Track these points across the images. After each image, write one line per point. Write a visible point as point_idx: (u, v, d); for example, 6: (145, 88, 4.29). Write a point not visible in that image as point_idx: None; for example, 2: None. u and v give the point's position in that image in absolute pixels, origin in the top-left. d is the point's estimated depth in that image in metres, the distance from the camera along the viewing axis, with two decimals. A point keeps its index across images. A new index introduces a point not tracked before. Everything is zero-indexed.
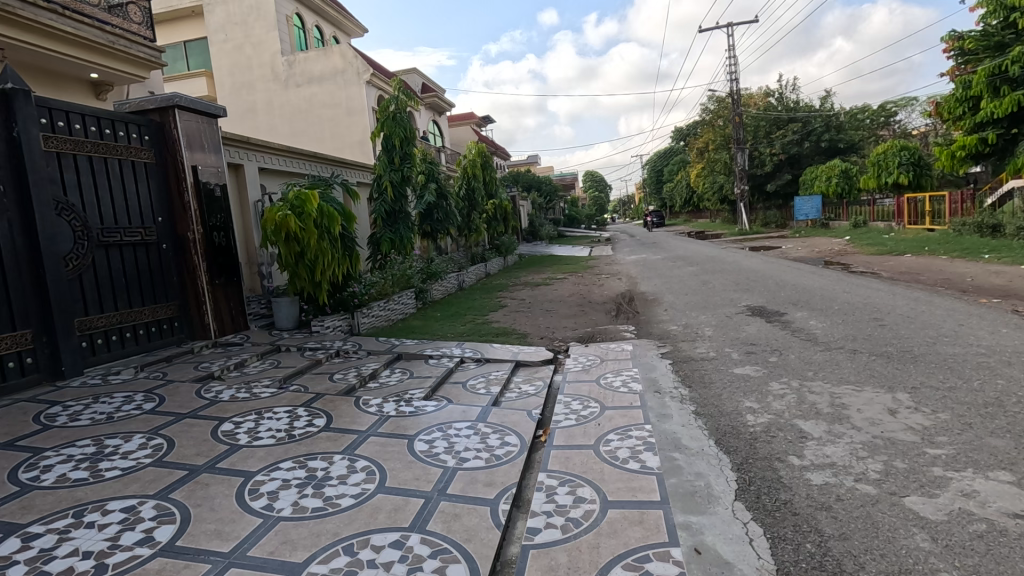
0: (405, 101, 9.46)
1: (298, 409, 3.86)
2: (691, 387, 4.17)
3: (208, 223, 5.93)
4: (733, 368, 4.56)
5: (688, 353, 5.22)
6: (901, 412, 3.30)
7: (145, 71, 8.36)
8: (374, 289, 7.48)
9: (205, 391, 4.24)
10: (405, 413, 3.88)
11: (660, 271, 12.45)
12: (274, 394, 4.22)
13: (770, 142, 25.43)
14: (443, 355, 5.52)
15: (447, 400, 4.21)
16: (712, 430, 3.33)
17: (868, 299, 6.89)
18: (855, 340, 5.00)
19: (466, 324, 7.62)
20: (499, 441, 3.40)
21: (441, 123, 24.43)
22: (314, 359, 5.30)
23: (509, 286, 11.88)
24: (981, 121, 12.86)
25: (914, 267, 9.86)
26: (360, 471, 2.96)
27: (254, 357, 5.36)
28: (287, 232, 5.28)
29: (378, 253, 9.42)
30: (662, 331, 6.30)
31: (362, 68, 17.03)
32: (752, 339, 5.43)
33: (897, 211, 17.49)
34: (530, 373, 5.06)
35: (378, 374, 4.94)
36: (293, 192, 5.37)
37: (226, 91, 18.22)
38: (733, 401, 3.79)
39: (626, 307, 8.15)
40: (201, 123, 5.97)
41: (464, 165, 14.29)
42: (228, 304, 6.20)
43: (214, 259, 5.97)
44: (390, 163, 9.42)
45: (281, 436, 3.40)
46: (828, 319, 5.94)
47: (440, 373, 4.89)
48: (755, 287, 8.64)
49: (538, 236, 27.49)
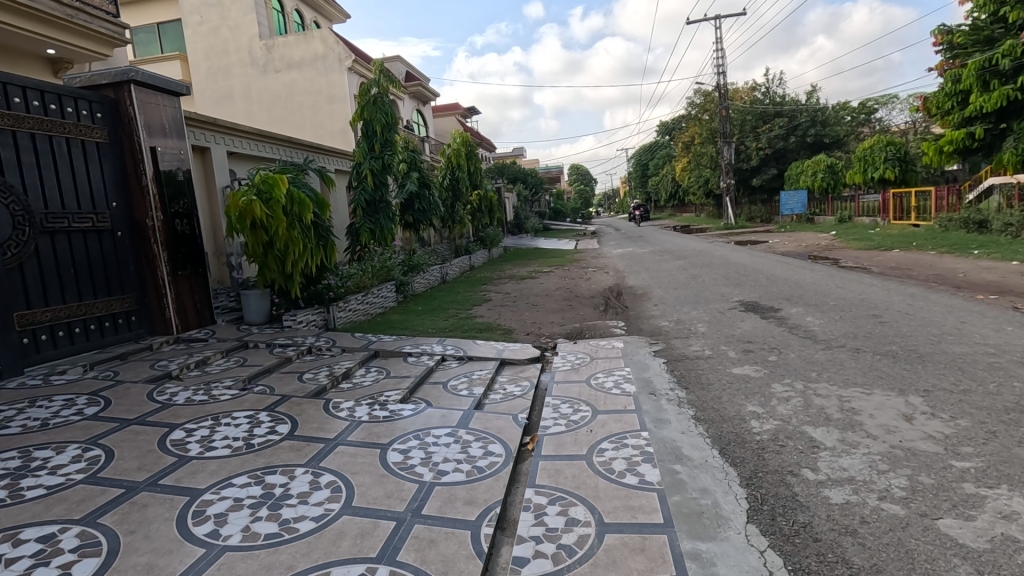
0: (387, 85, 9.01)
1: (260, 414, 3.50)
2: (687, 389, 3.90)
3: (169, 209, 5.50)
4: (731, 368, 4.30)
5: (681, 350, 4.95)
6: (917, 418, 3.05)
7: (107, 48, 7.84)
8: (351, 282, 7.09)
9: (159, 392, 3.86)
10: (379, 418, 3.54)
11: (647, 265, 12.20)
12: (235, 396, 3.85)
13: (756, 136, 25.33)
14: (423, 352, 5.18)
15: (426, 403, 3.89)
16: (714, 439, 3.05)
17: (863, 295, 6.68)
18: (856, 338, 4.77)
19: (449, 319, 7.28)
20: (481, 451, 3.08)
21: (426, 113, 23.93)
22: (284, 357, 4.92)
23: (494, 279, 11.54)
24: (969, 116, 12.80)
25: (904, 262, 9.74)
26: (324, 489, 2.62)
27: (218, 354, 4.96)
28: (253, 218, 4.87)
29: (356, 244, 9.02)
30: (653, 327, 6.02)
31: (343, 53, 16.50)
32: (747, 336, 5.19)
33: (883, 207, 17.46)
34: (515, 372, 4.75)
35: (351, 374, 4.58)
36: (259, 175, 4.96)
37: (201, 76, 17.53)
38: (735, 405, 3.53)
39: (614, 302, 7.87)
40: (162, 101, 5.53)
41: (448, 154, 13.87)
42: (193, 297, 5.78)
43: (175, 249, 5.53)
44: (370, 151, 8.99)
45: (237, 446, 3.05)
46: (826, 316, 5.71)
47: (419, 373, 4.54)
48: (746, 281, 8.43)
49: (524, 229, 27.15)
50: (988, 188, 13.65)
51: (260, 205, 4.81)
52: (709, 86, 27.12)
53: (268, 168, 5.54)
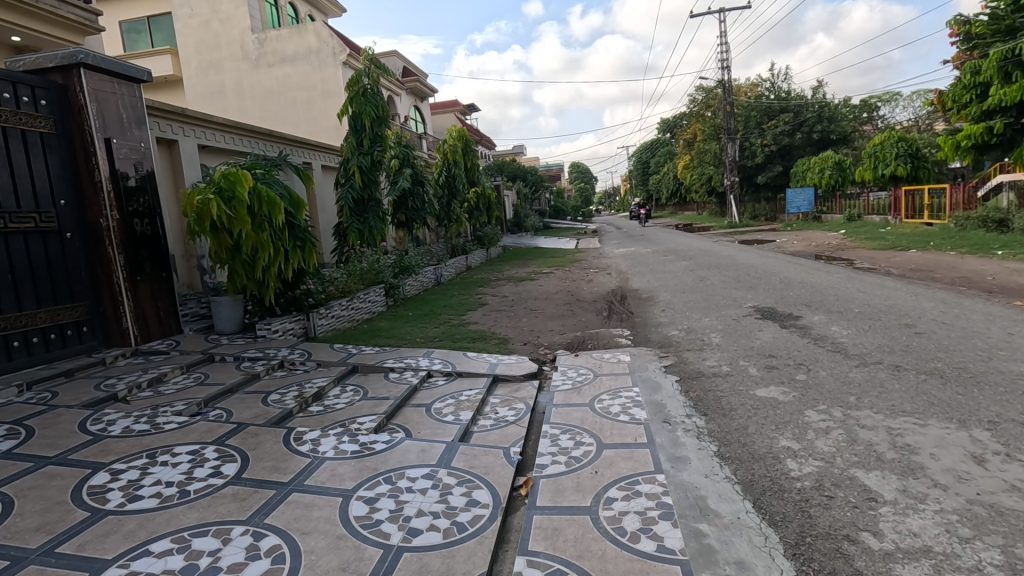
0: (378, 76, 8.45)
1: (206, 449, 2.97)
2: (707, 416, 3.37)
3: (127, 207, 4.97)
4: (754, 389, 3.76)
5: (696, 366, 4.41)
6: (992, 461, 2.52)
7: (78, 37, 7.29)
8: (333, 287, 6.56)
9: (95, 420, 3.33)
10: (347, 454, 3.01)
11: (652, 266, 11.68)
12: (182, 425, 3.32)
13: (762, 132, 24.78)
14: (406, 367, 4.65)
15: (404, 433, 3.36)
16: (745, 486, 2.53)
17: (890, 301, 6.14)
18: (894, 352, 4.23)
19: (440, 326, 6.75)
20: (465, 500, 2.56)
21: (423, 109, 23.34)
22: (251, 373, 4.39)
23: (491, 280, 11.01)
24: (988, 109, 12.26)
25: (925, 264, 9.19)
26: (264, 558, 2.09)
27: (177, 370, 4.44)
28: (212, 220, 4.31)
29: (343, 244, 8.48)
30: (662, 337, 5.49)
31: (337, 47, 15.95)
32: (769, 349, 4.65)
33: (894, 205, 16.91)
34: (510, 391, 4.23)
35: (324, 394, 4.06)
36: (220, 171, 4.39)
37: (192, 71, 16.98)
38: (765, 438, 3.00)
39: (618, 307, 7.35)
40: (117, 88, 4.99)
41: (444, 150, 13.21)
42: (156, 304, 5.26)
43: (134, 251, 5.00)
44: (358, 146, 8.42)
45: (168, 495, 2.52)
46: (853, 325, 5.18)
47: (400, 394, 4.02)
48: (759, 285, 7.90)
49: (523, 227, 26.64)
50: (1003, 185, 13.22)
51: (219, 206, 4.25)
52: (713, 82, 26.60)
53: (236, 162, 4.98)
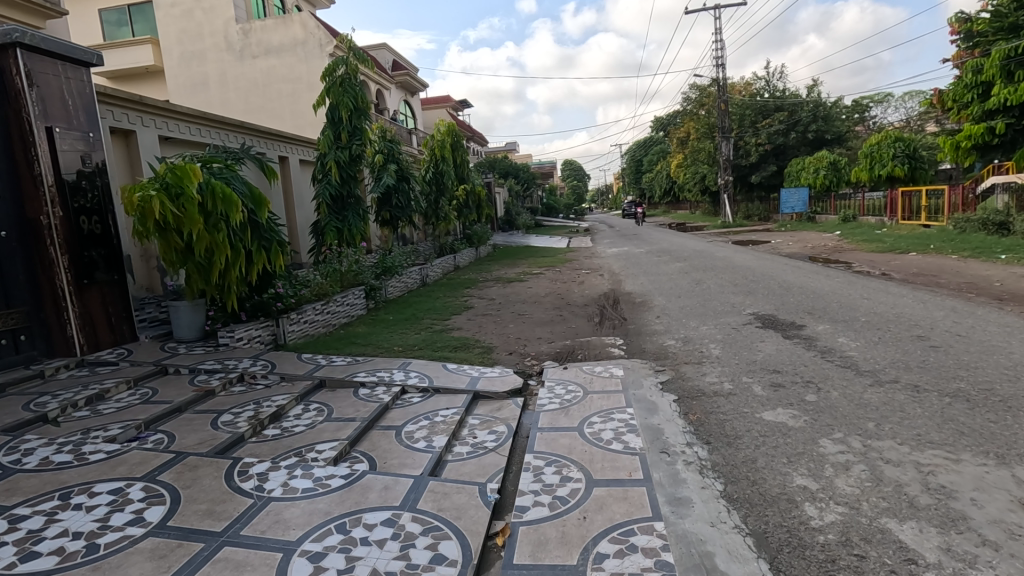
0: (356, 65, 8.00)
1: (132, 488, 2.55)
2: (710, 445, 3.00)
3: (71, 204, 4.51)
4: (761, 412, 3.39)
5: (696, 383, 4.04)
6: None
7: (38, 20, 6.79)
8: (306, 290, 6.16)
9: (9, 450, 2.89)
10: (296, 493, 2.60)
11: (646, 267, 11.33)
12: (111, 455, 2.90)
13: (756, 130, 24.27)
14: (379, 382, 4.24)
15: (367, 465, 2.95)
16: (758, 540, 2.15)
17: (897, 309, 5.80)
18: (910, 369, 3.88)
19: (421, 332, 6.34)
20: (428, 555, 2.15)
21: (413, 104, 22.84)
22: (205, 389, 3.95)
23: (478, 281, 10.59)
24: (990, 109, 11.99)
25: (927, 268, 8.88)
26: None
27: (122, 385, 3.99)
28: (157, 220, 3.86)
29: (321, 244, 8.04)
30: (658, 347, 5.11)
31: (324, 39, 15.45)
32: (773, 364, 4.29)
33: (890, 206, 16.64)
34: (491, 409, 3.84)
35: (283, 415, 3.64)
36: (165, 165, 3.94)
37: (173, 61, 16.36)
38: (778, 475, 2.63)
39: (610, 312, 6.98)
40: (62, 72, 4.53)
41: (432, 145, 12.78)
42: (107, 310, 4.81)
43: (81, 251, 4.55)
44: (336, 140, 7.99)
45: (70, 552, 2.10)
46: (861, 336, 4.84)
47: (368, 415, 3.62)
48: (757, 289, 7.56)
49: (515, 225, 26.21)
50: (994, 186, 12.81)
51: (164, 204, 3.80)
52: (708, 79, 26.26)
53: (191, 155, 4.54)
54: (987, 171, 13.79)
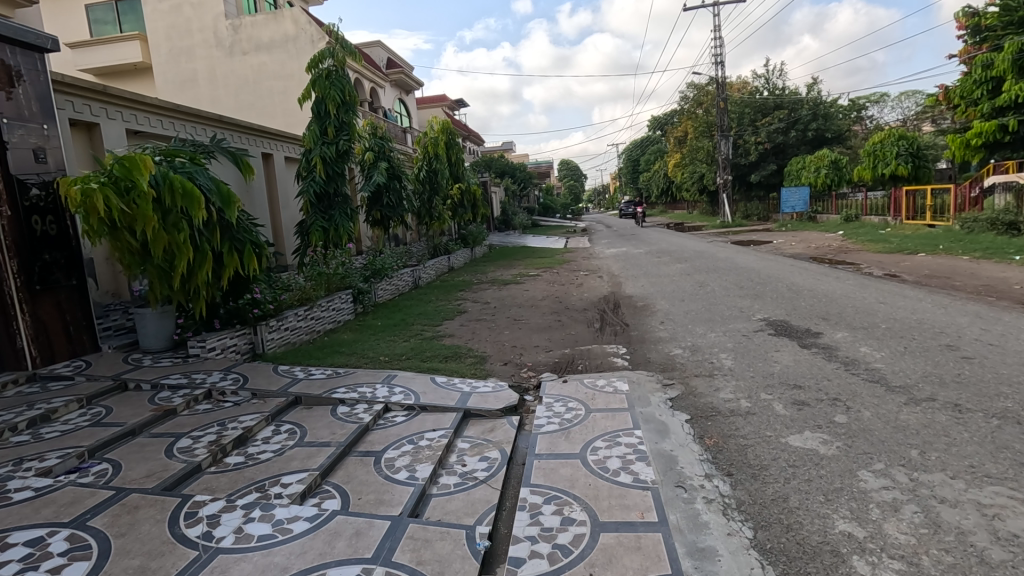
0: (344, 57, 7.62)
1: (53, 539, 2.16)
2: (733, 479, 2.62)
3: (21, 202, 4.11)
4: (786, 437, 3.01)
5: (709, 401, 3.65)
6: None
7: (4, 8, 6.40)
8: (288, 295, 5.77)
9: None
10: (250, 542, 2.21)
11: (646, 269, 10.96)
12: (40, 493, 2.51)
13: (756, 129, 23.94)
14: (360, 399, 3.84)
15: (339, 504, 2.56)
16: None
17: (918, 315, 5.43)
18: (946, 385, 3.50)
19: (410, 339, 5.94)
20: None
21: (408, 102, 22.43)
22: (165, 409, 3.55)
23: (473, 284, 10.21)
24: (1001, 105, 11.63)
25: (939, 270, 8.52)
26: None
27: (73, 404, 3.58)
28: (102, 217, 3.48)
29: (307, 245, 7.64)
30: (664, 358, 4.73)
31: (315, 35, 15.03)
32: (793, 378, 3.91)
33: (893, 205, 16.30)
34: (484, 431, 3.46)
35: (249, 439, 3.25)
36: (111, 157, 3.57)
37: (161, 58, 15.90)
38: (818, 519, 2.24)
39: (611, 317, 6.61)
40: (12, 57, 4.12)
41: (425, 142, 12.39)
42: (65, 319, 4.40)
43: (32, 254, 4.15)
44: (322, 135, 7.60)
45: None
46: (885, 346, 4.47)
47: (345, 439, 3.23)
48: (765, 293, 7.19)
49: (511, 225, 25.80)
50: (994, 186, 12.62)
51: (108, 198, 3.43)
52: (707, 78, 25.94)
53: (149, 147, 4.19)
54: (987, 170, 13.57)
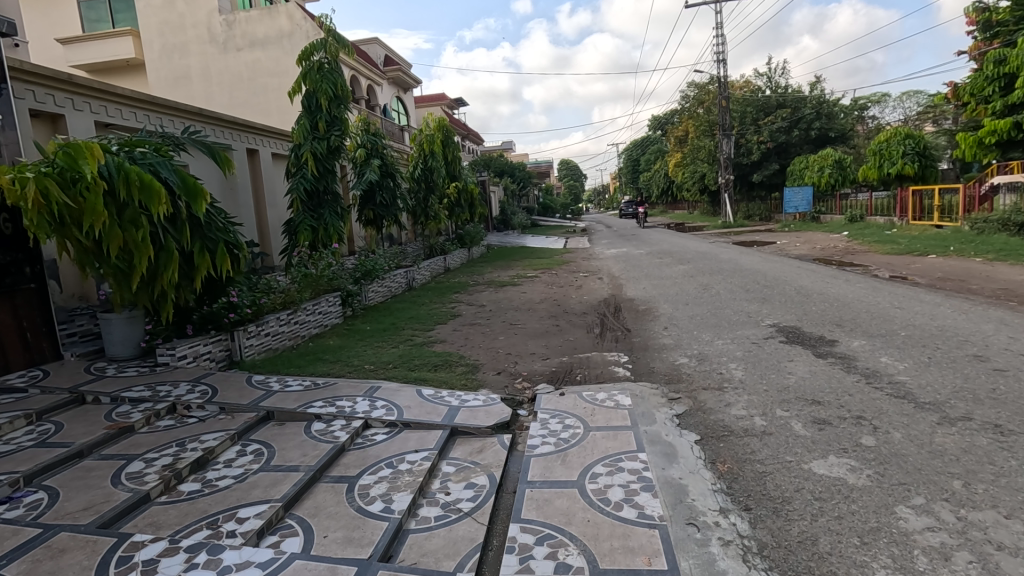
0: (336, 50, 7.27)
1: None
2: (754, 516, 2.29)
3: None
4: (808, 463, 2.68)
5: (720, 418, 3.33)
6: None
7: None
8: (269, 299, 5.43)
9: None
10: None
11: (647, 270, 10.63)
12: None
13: (758, 128, 23.62)
14: (337, 415, 3.51)
15: (300, 546, 2.23)
16: None
17: (937, 322, 5.11)
18: (981, 402, 3.17)
19: (399, 345, 5.59)
20: None
21: (406, 100, 22.09)
22: (121, 426, 3.22)
23: (468, 285, 9.86)
24: (1014, 103, 11.33)
25: (953, 272, 8.22)
26: None
27: (19, 420, 3.25)
28: (44, 211, 3.19)
29: (294, 244, 7.29)
30: (669, 368, 4.40)
31: (310, 31, 14.71)
32: (811, 393, 3.57)
33: (900, 205, 15.95)
34: (474, 452, 3.13)
35: (209, 461, 2.92)
36: (56, 144, 3.28)
37: (154, 54, 15.53)
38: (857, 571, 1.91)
39: (611, 322, 6.28)
40: None
41: (421, 139, 12.03)
42: (21, 326, 4.07)
43: None
44: (313, 130, 7.23)
45: None
46: (907, 356, 4.14)
47: (316, 463, 2.89)
48: (773, 296, 6.86)
49: (510, 225, 25.46)
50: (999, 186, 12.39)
51: (50, 190, 3.13)
52: (708, 76, 25.66)
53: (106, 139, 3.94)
54: (990, 170, 13.36)
